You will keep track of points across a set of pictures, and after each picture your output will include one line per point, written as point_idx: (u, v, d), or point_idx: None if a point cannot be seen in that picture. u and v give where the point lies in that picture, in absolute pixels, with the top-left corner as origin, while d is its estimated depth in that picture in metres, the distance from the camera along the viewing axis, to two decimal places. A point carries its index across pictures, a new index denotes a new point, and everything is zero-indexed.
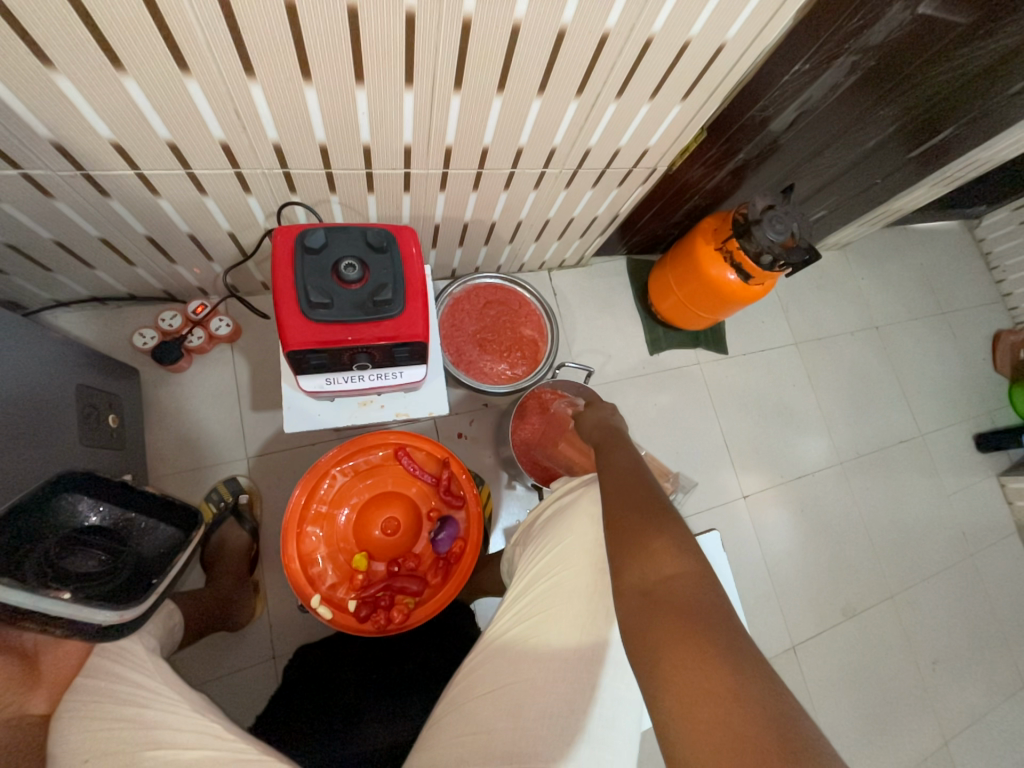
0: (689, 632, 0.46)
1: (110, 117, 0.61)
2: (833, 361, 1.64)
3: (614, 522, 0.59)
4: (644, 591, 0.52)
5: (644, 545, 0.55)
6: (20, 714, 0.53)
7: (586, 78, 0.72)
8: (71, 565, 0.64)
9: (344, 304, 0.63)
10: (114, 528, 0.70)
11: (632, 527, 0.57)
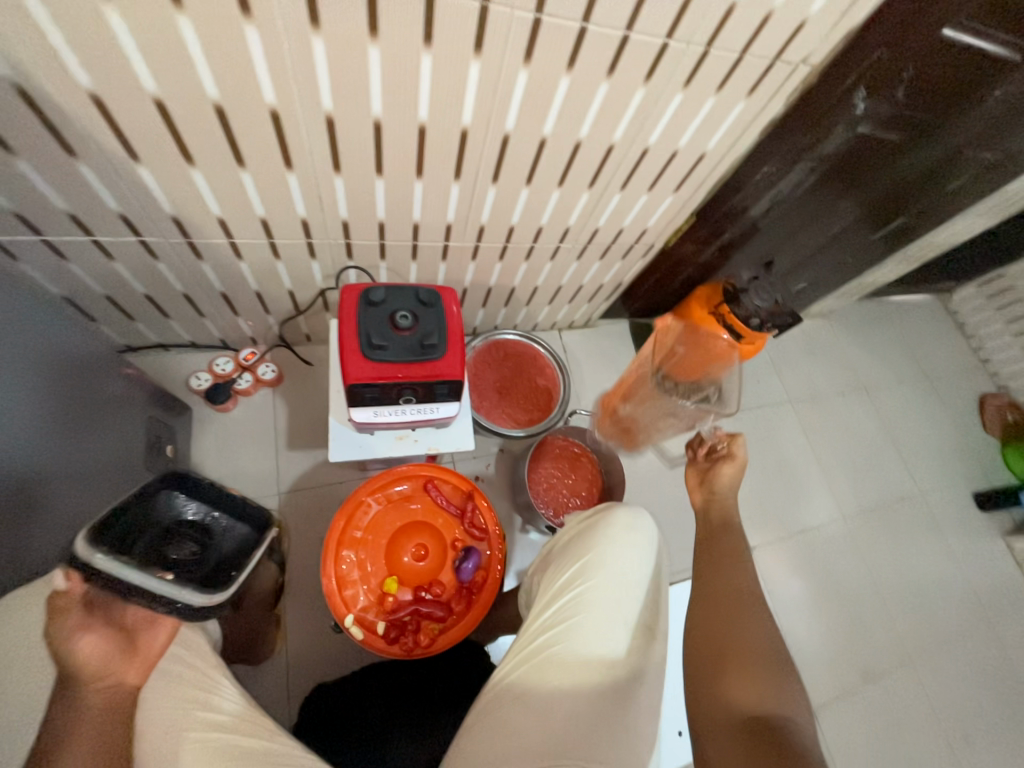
0: (790, 756, 0.54)
1: (221, 200, 0.77)
2: (828, 419, 1.73)
3: (726, 647, 0.65)
4: (752, 713, 0.59)
5: (753, 682, 0.61)
6: (117, 686, 0.47)
7: (596, 175, 0.90)
8: (168, 553, 0.67)
9: (400, 347, 0.75)
10: (202, 525, 0.74)
11: (743, 661, 0.63)
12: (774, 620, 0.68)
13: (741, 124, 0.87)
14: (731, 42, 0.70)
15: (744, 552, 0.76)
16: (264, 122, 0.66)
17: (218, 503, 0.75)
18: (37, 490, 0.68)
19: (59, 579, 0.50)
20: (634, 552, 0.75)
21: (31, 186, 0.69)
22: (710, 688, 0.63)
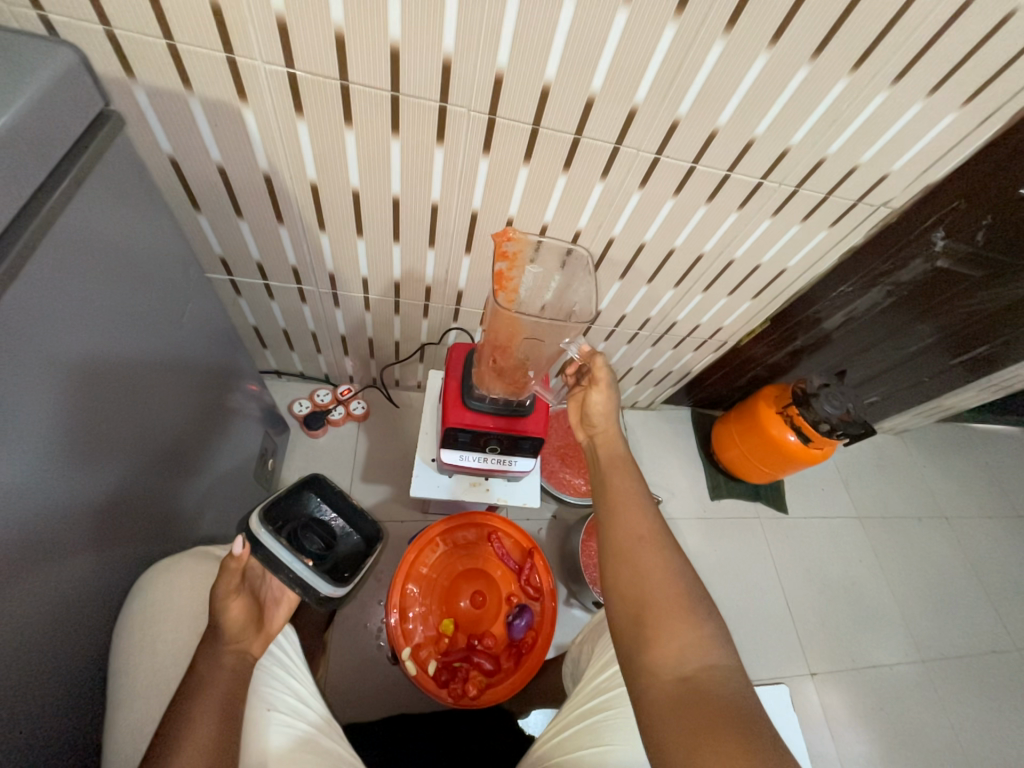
0: (724, 723, 0.46)
1: (371, 264, 0.95)
2: (902, 543, 1.62)
3: (640, 591, 0.56)
4: (679, 678, 0.50)
5: (669, 632, 0.53)
6: (244, 653, 0.55)
7: (683, 277, 1.01)
8: (302, 543, 0.72)
9: (495, 400, 0.85)
10: (330, 525, 0.78)
11: (657, 609, 0.55)
12: (683, 555, 0.59)
13: (823, 247, 0.96)
14: (819, 186, 0.81)
15: (640, 489, 0.66)
16: (424, 212, 0.83)
17: (347, 507, 0.79)
18: (165, 510, 0.75)
19: (239, 545, 0.55)
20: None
21: (240, 239, 0.89)
22: (635, 658, 0.54)
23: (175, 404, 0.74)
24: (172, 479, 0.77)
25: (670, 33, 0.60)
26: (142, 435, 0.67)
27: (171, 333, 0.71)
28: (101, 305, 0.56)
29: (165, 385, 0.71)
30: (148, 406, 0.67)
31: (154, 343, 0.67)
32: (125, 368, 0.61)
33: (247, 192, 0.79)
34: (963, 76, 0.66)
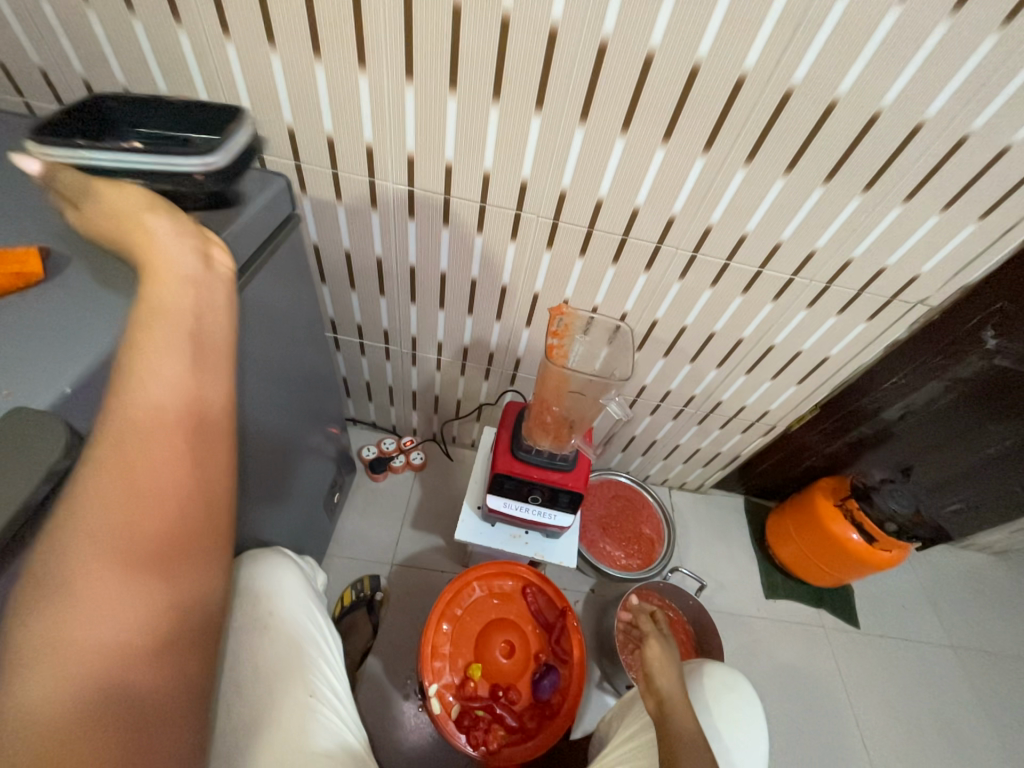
0: None
1: (447, 331, 1.13)
2: (1012, 686, 1.36)
3: None
4: None
5: None
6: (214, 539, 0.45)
7: (725, 358, 1.08)
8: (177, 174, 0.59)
9: (541, 453, 0.93)
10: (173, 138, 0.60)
11: None
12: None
13: (864, 338, 1.00)
14: (849, 283, 0.89)
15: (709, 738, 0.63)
16: (495, 291, 1.01)
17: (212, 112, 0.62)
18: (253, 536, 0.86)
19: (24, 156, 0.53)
20: (727, 712, 0.72)
21: (349, 306, 1.12)
22: None
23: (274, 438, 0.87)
24: (261, 505, 0.88)
25: (700, 164, 0.76)
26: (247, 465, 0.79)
27: (286, 373, 0.87)
28: (246, 354, 0.72)
29: (270, 422, 0.84)
30: (254, 442, 0.80)
31: (271, 387, 0.82)
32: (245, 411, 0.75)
33: (362, 270, 1.02)
34: (974, 196, 0.74)
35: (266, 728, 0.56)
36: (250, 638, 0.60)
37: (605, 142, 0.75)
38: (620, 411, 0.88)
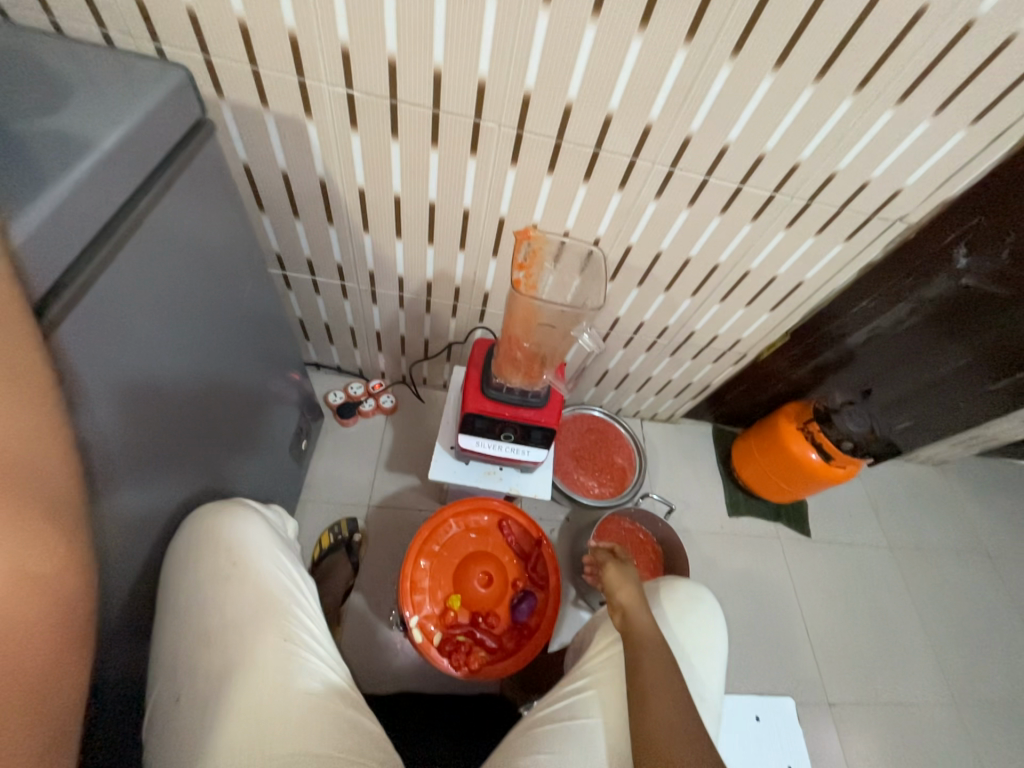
0: None
1: (408, 263, 1.04)
2: (937, 576, 1.54)
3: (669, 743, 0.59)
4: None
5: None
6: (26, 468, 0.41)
7: (700, 286, 1.05)
8: None
9: (513, 390, 0.91)
10: None
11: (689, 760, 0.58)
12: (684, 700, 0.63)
13: (839, 260, 0.98)
14: (831, 200, 0.85)
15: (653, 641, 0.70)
16: (457, 217, 0.92)
17: None
18: (216, 490, 0.83)
19: None
20: (692, 620, 0.77)
21: (295, 239, 1.00)
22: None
23: (226, 388, 0.81)
24: (224, 458, 0.83)
25: (681, 58, 0.66)
26: (197, 419, 0.73)
27: (230, 314, 0.79)
28: (175, 292, 0.63)
29: (219, 371, 0.77)
30: (202, 395, 0.73)
31: (211, 331, 0.74)
32: (186, 359, 0.67)
33: (305, 195, 0.90)
34: (968, 98, 0.69)
35: (237, 680, 0.53)
36: (219, 589, 0.57)
37: (574, 29, 0.64)
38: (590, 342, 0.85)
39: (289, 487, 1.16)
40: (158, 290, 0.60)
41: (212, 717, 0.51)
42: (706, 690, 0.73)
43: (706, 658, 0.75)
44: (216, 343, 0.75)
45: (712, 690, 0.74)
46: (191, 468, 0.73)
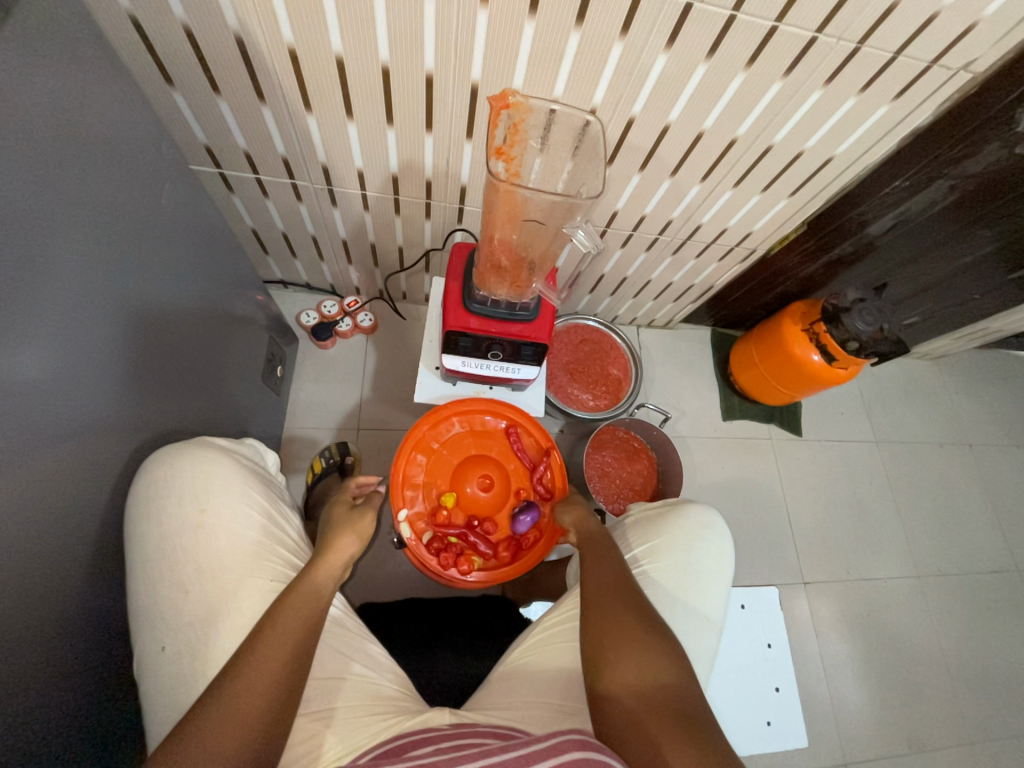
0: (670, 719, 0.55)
1: (367, 152, 0.87)
2: (917, 467, 1.59)
3: (602, 624, 0.63)
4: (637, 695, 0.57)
5: (632, 651, 0.60)
6: None
7: (711, 169, 0.90)
8: None
9: (499, 304, 0.81)
10: None
11: (620, 633, 0.62)
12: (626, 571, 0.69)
13: (879, 128, 0.82)
14: (886, 42, 0.67)
15: (603, 545, 0.74)
16: (418, 86, 0.74)
17: None
18: (184, 422, 0.78)
19: None
20: (707, 547, 0.77)
21: (223, 124, 0.82)
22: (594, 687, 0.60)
23: (160, 314, 0.70)
24: (176, 391, 0.75)
25: None
26: (127, 351, 0.64)
27: (146, 225, 0.66)
28: (51, 193, 0.50)
29: (145, 293, 0.66)
30: (127, 324, 0.63)
31: (123, 247, 0.61)
32: (88, 278, 0.56)
33: (220, 60, 0.71)
34: None
35: (222, 628, 0.51)
36: (191, 541, 0.54)
37: None
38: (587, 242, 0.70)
39: (269, 414, 1.10)
40: (33, 183, 0.48)
41: (201, 659, 0.50)
42: (711, 611, 0.75)
43: (712, 581, 0.76)
44: (134, 258, 0.64)
45: (717, 610, 0.76)
46: (132, 405, 0.65)
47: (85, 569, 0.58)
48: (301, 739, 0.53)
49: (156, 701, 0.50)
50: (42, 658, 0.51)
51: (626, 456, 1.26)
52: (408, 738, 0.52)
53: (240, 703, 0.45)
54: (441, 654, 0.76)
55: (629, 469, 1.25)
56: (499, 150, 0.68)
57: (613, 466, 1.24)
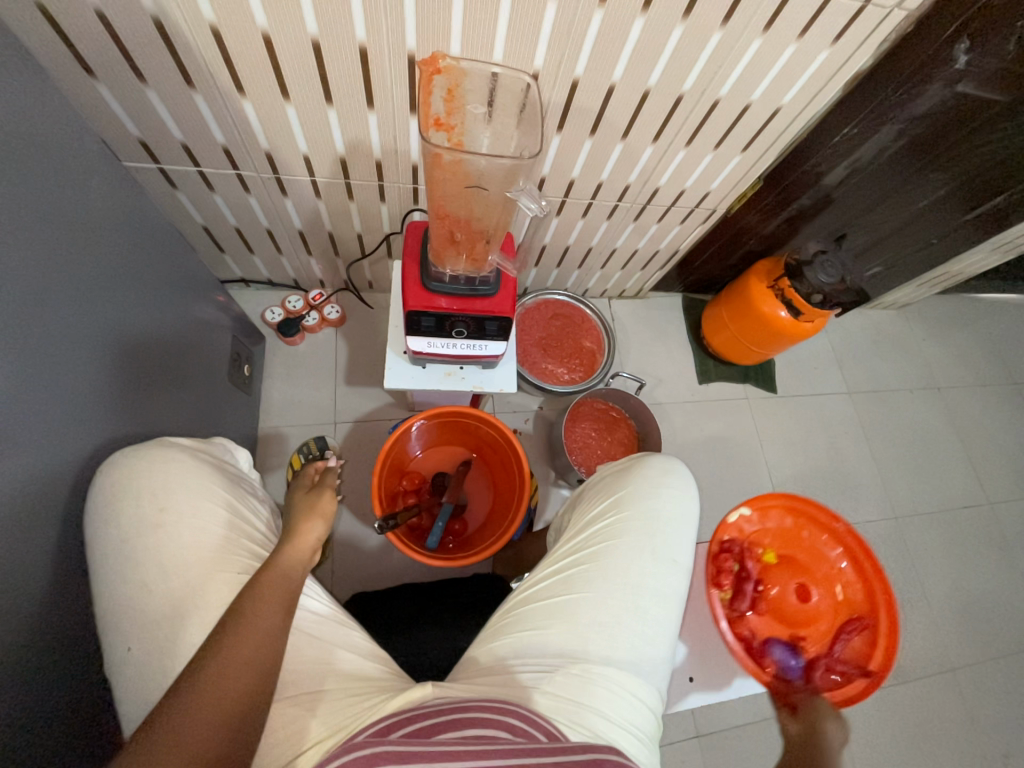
0: None
1: (311, 136, 0.84)
2: (890, 414, 1.64)
3: None
4: None
5: None
6: None
7: (662, 129, 0.89)
8: None
9: (458, 280, 0.80)
10: None
11: None
12: None
13: (821, 77, 0.83)
14: None
15: None
16: (353, 60, 0.72)
17: None
18: (145, 428, 0.76)
19: None
20: (673, 493, 0.77)
21: (155, 115, 0.79)
22: None
23: (109, 317, 0.68)
24: (136, 396, 0.74)
25: None
26: (74, 357, 0.62)
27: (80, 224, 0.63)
28: None
29: (88, 295, 0.64)
30: (71, 328, 0.61)
31: (57, 247, 0.59)
32: (23, 281, 0.54)
33: (142, 46, 0.68)
34: None
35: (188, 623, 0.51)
36: (151, 540, 0.53)
37: None
38: (535, 206, 0.68)
39: (241, 414, 1.08)
40: None
41: (173, 654, 0.50)
42: (681, 554, 0.74)
43: (680, 525, 0.75)
44: (69, 257, 0.61)
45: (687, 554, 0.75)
46: (86, 413, 0.64)
47: (48, 580, 0.56)
48: (285, 721, 0.53)
49: (131, 701, 0.49)
50: (11, 672, 0.50)
51: (604, 427, 1.27)
52: (399, 715, 0.53)
53: (212, 689, 0.45)
54: (429, 632, 0.76)
55: (609, 440, 1.26)
56: (437, 123, 0.67)
57: (593, 438, 1.25)
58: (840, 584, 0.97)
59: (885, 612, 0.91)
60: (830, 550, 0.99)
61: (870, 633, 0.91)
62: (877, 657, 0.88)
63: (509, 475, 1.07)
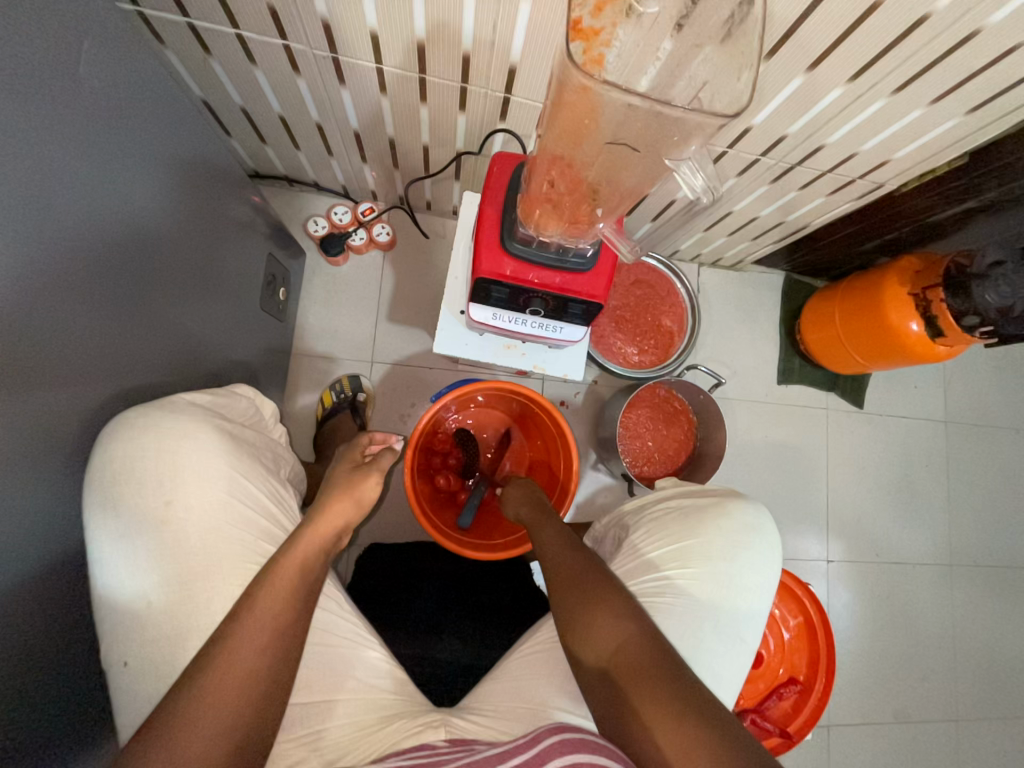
0: None
1: (384, 6, 0.62)
2: (984, 453, 1.43)
3: None
4: None
5: None
6: None
7: (870, 65, 0.63)
8: None
9: (549, 248, 0.63)
10: None
11: None
12: None
13: None
14: None
15: None
16: None
17: None
18: (162, 365, 0.67)
19: None
20: (748, 553, 0.69)
21: None
22: None
23: (111, 232, 0.55)
24: (154, 328, 0.63)
25: None
26: (70, 286, 0.50)
27: (60, 94, 0.48)
28: None
29: (76, 198, 0.50)
30: (56, 246, 0.48)
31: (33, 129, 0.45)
32: None
33: None
34: None
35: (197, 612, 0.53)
36: (158, 531, 0.54)
37: None
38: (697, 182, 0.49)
39: (273, 343, 0.99)
40: None
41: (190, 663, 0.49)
42: (750, 631, 0.68)
43: (753, 596, 0.68)
44: (42, 143, 0.46)
45: (756, 629, 0.68)
46: (90, 354, 0.54)
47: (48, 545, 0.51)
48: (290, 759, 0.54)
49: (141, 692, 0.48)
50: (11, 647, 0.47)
51: (660, 418, 1.13)
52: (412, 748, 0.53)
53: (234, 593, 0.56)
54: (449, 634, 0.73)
55: (664, 433, 1.13)
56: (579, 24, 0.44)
57: (647, 429, 1.12)
58: (790, 645, 0.86)
59: (820, 681, 0.83)
60: (790, 615, 0.87)
61: (802, 697, 0.83)
62: (798, 721, 0.82)
63: (550, 469, 0.98)
